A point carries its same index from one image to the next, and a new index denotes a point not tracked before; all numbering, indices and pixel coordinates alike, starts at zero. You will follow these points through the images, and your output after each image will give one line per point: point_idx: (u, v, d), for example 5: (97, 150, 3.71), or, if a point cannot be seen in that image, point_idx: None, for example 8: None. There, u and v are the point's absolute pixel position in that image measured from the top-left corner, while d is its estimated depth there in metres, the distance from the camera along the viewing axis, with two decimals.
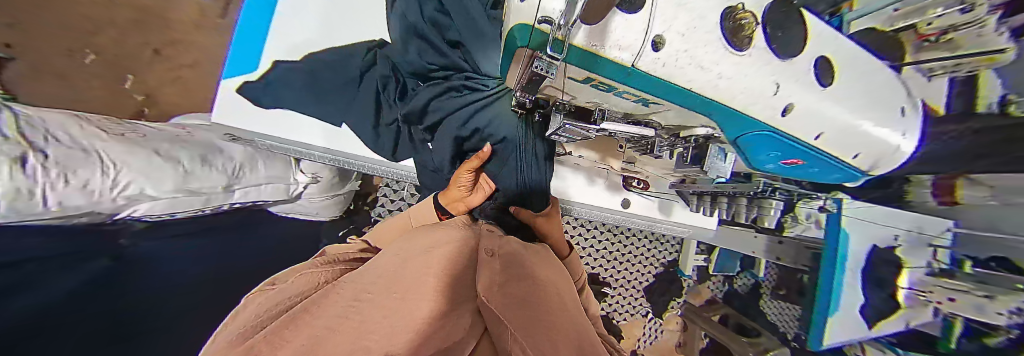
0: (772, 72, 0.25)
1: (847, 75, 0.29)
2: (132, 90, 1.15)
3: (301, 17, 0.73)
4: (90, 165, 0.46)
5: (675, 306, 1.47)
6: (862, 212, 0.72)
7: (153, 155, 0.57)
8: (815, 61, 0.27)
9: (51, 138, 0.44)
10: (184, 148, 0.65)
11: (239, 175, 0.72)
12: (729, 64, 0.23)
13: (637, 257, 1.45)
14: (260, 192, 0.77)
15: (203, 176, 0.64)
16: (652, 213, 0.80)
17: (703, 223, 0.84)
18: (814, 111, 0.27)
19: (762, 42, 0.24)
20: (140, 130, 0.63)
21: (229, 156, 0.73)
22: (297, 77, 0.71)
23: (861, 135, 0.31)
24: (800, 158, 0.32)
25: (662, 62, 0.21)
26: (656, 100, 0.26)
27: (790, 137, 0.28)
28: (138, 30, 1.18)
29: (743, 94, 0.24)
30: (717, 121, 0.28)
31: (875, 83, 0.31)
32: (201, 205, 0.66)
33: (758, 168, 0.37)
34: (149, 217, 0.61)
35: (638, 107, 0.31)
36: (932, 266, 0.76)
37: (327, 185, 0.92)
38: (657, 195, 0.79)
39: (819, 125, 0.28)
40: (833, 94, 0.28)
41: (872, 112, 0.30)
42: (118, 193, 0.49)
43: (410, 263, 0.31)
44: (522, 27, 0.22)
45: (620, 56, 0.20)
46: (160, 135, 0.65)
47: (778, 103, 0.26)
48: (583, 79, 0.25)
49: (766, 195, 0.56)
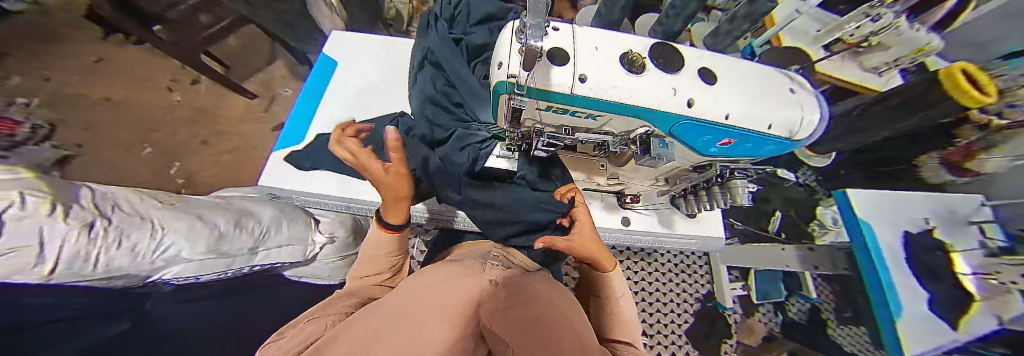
0: (666, 82, 0.33)
1: (728, 75, 0.37)
2: (176, 176, 1.31)
3: (338, 102, 0.92)
4: (143, 228, 0.54)
5: (728, 351, 1.24)
6: (872, 200, 0.75)
7: (196, 220, 0.65)
8: (697, 71, 0.36)
9: (116, 209, 0.52)
10: (222, 214, 0.72)
11: (265, 238, 0.77)
12: (632, 83, 0.31)
13: (668, 293, 1.30)
14: (280, 252, 0.81)
15: (234, 239, 0.69)
16: (653, 228, 0.81)
17: (711, 232, 0.83)
18: (716, 102, 0.34)
19: (653, 67, 0.33)
20: (190, 201, 0.73)
21: (259, 219, 0.79)
22: (328, 145, 0.83)
23: (771, 113, 0.36)
24: (730, 138, 0.38)
25: (589, 88, 0.30)
26: (601, 114, 0.34)
27: (708, 123, 0.35)
28: (194, 126, 1.43)
29: (652, 99, 0.32)
30: (648, 120, 0.35)
31: (760, 80, 0.38)
32: (224, 268, 0.69)
33: (706, 154, 0.42)
34: (176, 280, 0.65)
35: (590, 123, 0.38)
36: (989, 246, 0.75)
37: (341, 244, 0.97)
38: (652, 207, 0.82)
39: (723, 108, 0.34)
40: (719, 89, 0.35)
41: (768, 98, 0.37)
42: (159, 254, 0.55)
43: (414, 301, 0.33)
44: (501, 84, 0.32)
45: (560, 88, 0.30)
46: (204, 204, 0.74)
47: (681, 100, 0.33)
48: (545, 108, 0.34)
49: (730, 177, 0.57)
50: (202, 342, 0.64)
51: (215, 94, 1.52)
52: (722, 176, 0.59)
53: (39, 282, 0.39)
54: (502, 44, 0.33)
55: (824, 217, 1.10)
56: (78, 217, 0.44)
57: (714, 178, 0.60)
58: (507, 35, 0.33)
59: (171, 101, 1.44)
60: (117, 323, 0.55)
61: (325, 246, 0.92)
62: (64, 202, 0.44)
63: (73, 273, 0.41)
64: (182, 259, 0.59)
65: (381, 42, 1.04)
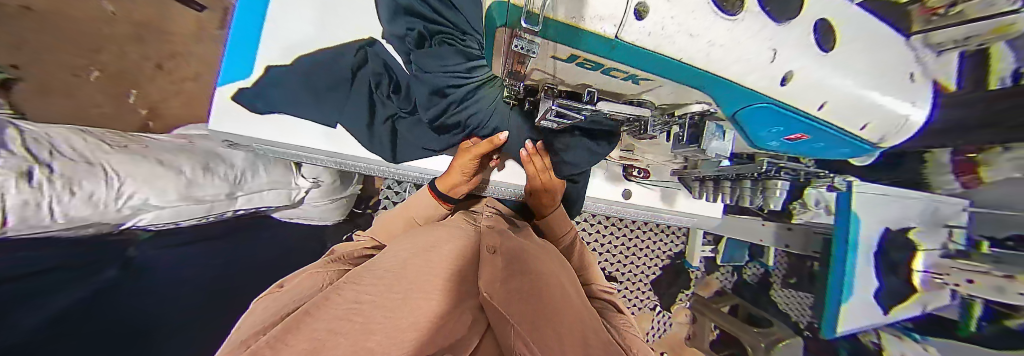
0: (768, 38, 0.21)
1: (849, 37, 0.26)
2: (137, 105, 1.16)
3: (289, 20, 0.73)
4: (95, 177, 0.47)
5: (683, 298, 1.44)
6: (875, 193, 0.65)
7: (154, 165, 0.57)
8: (814, 24, 0.24)
9: (57, 152, 0.45)
10: (187, 157, 0.65)
11: (241, 182, 0.72)
12: (721, 30, 0.19)
13: (643, 251, 1.43)
14: (263, 197, 0.78)
15: (206, 185, 0.64)
16: (655, 204, 0.79)
17: (709, 212, 0.82)
18: (816, 79, 0.24)
19: (756, 7, 0.20)
20: (142, 141, 0.65)
21: (230, 164, 0.73)
22: (288, 81, 0.70)
23: (870, 105, 0.28)
24: (804, 133, 0.30)
25: (648, 31, 0.17)
26: (647, 77, 0.24)
27: (791, 109, 0.26)
28: (141, 47, 1.19)
29: (740, 62, 0.21)
30: (713, 95, 0.25)
31: (879, 54, 0.28)
32: (204, 212, 0.67)
33: (761, 146, 0.35)
34: (156, 226, 0.63)
35: (630, 86, 0.29)
36: (947, 247, 0.68)
37: (328, 189, 0.93)
38: (658, 184, 0.78)
39: (822, 95, 0.26)
40: (835, 60, 0.25)
41: (880, 79, 0.28)
42: (123, 203, 0.51)
43: (412, 264, 0.30)
44: (499, 6, 0.20)
45: (603, 28, 0.17)
46: (163, 146, 0.66)
47: (775, 72, 0.23)
48: (567, 57, 0.23)
49: (773, 176, 0.53)
50: (189, 294, 0.65)
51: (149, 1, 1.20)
52: (765, 174, 0.53)
53: None
54: None
55: (808, 196, 0.84)
56: (9, 165, 0.36)
57: (754, 174, 0.54)
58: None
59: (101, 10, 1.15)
60: (103, 272, 0.54)
61: (312, 190, 0.89)
62: None
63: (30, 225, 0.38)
64: (153, 206, 0.55)
65: None
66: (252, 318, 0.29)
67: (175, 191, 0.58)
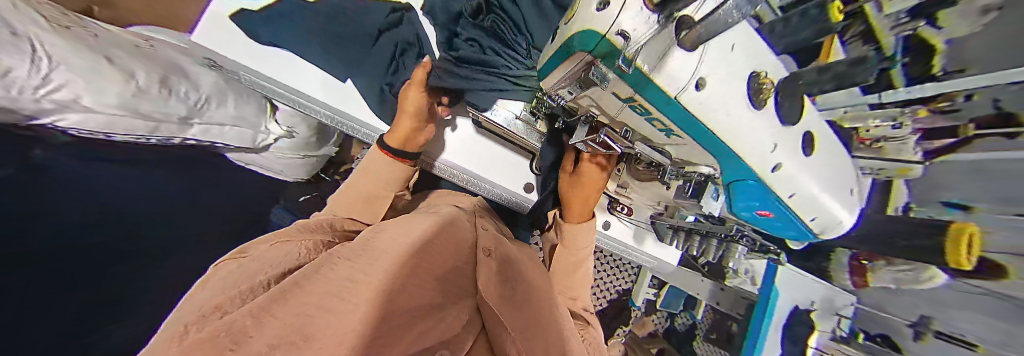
0: (775, 134, 0.26)
1: (823, 149, 0.32)
2: None
3: None
4: (20, 53, 0.36)
5: (619, 333, 1.53)
6: (795, 275, 0.78)
7: (101, 60, 0.47)
8: (804, 133, 0.29)
9: None
10: (142, 62, 0.55)
11: (200, 108, 0.63)
12: (750, 116, 0.24)
13: (596, 281, 1.51)
14: (223, 132, 0.70)
15: (159, 99, 0.55)
16: (625, 239, 0.86)
17: (665, 259, 0.90)
18: (795, 175, 0.30)
19: (773, 109, 0.25)
20: (88, 28, 0.54)
21: (194, 83, 0.64)
22: (305, 18, 0.64)
23: (823, 205, 0.35)
24: (771, 214, 0.36)
25: (702, 100, 0.22)
26: (679, 133, 0.28)
27: (771, 192, 0.31)
28: None
29: (752, 144, 0.26)
30: (721, 163, 0.30)
31: (838, 167, 0.34)
32: (146, 130, 0.57)
33: (733, 214, 0.41)
34: (77, 131, 0.50)
35: (658, 134, 0.33)
36: (835, 332, 0.81)
37: (301, 143, 0.87)
38: (635, 223, 0.85)
39: (795, 188, 0.31)
40: (809, 163, 0.31)
41: (836, 188, 0.34)
42: (46, 95, 0.40)
43: (409, 240, 0.30)
44: (588, 35, 0.21)
45: (670, 86, 0.21)
46: (110, 39, 0.55)
47: (771, 161, 0.28)
48: (625, 97, 0.26)
49: (735, 239, 0.63)
50: None
51: None
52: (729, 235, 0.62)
53: None
54: None
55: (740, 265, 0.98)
56: None
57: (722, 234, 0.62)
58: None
59: None
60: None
61: (281, 139, 0.82)
62: None
63: None
64: (82, 106, 0.45)
65: None
66: (217, 281, 0.25)
67: (116, 98, 0.48)
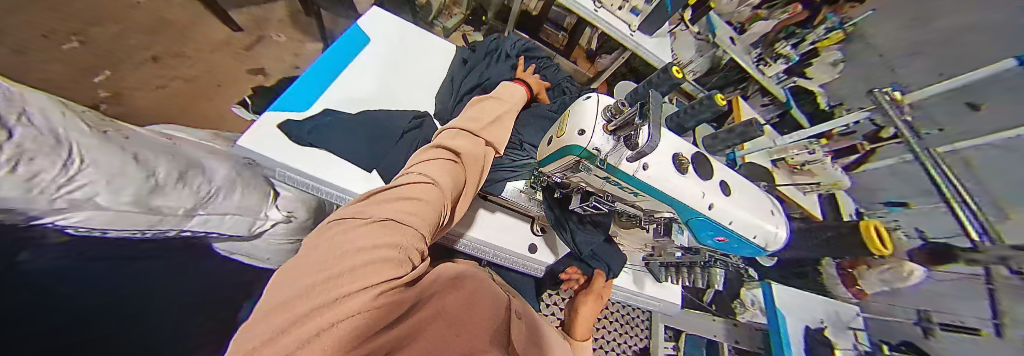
0: (700, 186, 0.40)
1: (740, 191, 0.45)
2: None
3: (358, 81, 0.90)
4: (56, 158, 0.38)
5: None
6: (790, 294, 0.83)
7: (132, 161, 0.50)
8: (720, 182, 0.43)
9: (27, 120, 0.37)
10: (165, 160, 0.59)
11: (209, 201, 0.65)
12: (677, 178, 0.39)
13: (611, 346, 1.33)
14: (222, 221, 0.70)
15: (172, 195, 0.57)
16: (628, 286, 0.87)
17: (669, 297, 0.91)
18: (728, 210, 0.41)
19: (693, 173, 0.40)
20: (126, 133, 0.60)
21: (210, 178, 0.68)
22: (333, 124, 0.77)
23: (760, 230, 0.44)
24: (726, 239, 0.45)
25: (648, 174, 0.38)
26: (642, 194, 0.41)
27: (716, 224, 0.41)
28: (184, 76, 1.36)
29: (684, 193, 0.39)
30: (672, 206, 0.41)
31: (759, 201, 0.46)
32: (148, 226, 0.56)
33: (701, 242, 0.48)
34: (76, 229, 0.48)
35: (626, 195, 0.45)
36: (859, 348, 0.82)
37: (296, 226, 0.88)
38: (630, 266, 0.89)
39: (731, 218, 0.42)
40: (734, 200, 0.43)
41: (766, 217, 0.45)
42: (64, 195, 0.40)
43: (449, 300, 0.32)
44: (578, 147, 0.37)
45: (627, 167, 0.37)
46: (146, 142, 0.61)
47: (704, 202, 0.40)
48: (603, 176, 0.41)
49: (711, 265, 0.64)
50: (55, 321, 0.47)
51: None
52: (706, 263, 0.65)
53: None
54: (588, 111, 0.38)
55: (746, 296, 1.08)
56: None
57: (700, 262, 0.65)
58: (592, 105, 0.38)
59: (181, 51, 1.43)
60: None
61: (278, 224, 0.83)
62: None
63: None
64: (95, 205, 0.45)
65: (417, 36, 1.02)
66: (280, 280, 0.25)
67: (134, 193, 0.49)
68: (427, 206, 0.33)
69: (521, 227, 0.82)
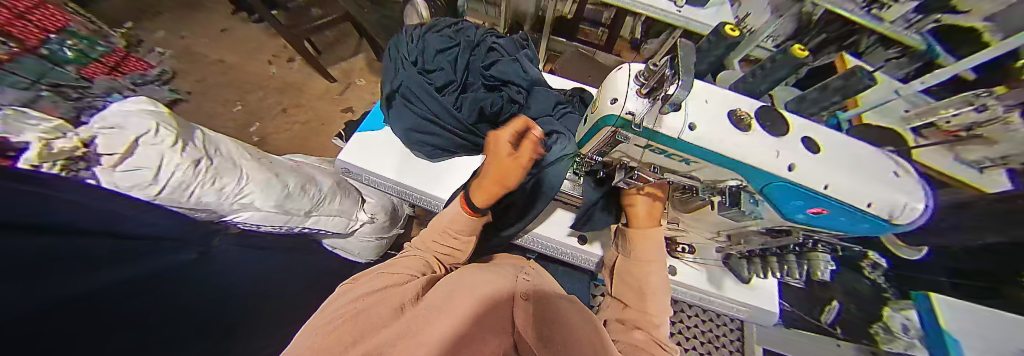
0: (770, 144, 0.35)
1: (836, 147, 0.36)
2: None
3: None
4: (231, 176, 0.66)
5: None
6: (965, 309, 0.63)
7: (272, 177, 0.75)
8: (799, 138, 0.36)
9: (216, 154, 0.67)
10: (295, 176, 0.83)
11: (320, 204, 0.86)
12: (734, 136, 0.35)
13: None
14: (327, 221, 0.89)
15: (296, 200, 0.79)
16: (703, 286, 0.72)
17: (764, 302, 0.72)
18: (819, 169, 0.34)
19: (759, 130, 0.36)
20: (271, 158, 0.87)
21: (320, 187, 0.88)
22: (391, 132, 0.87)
23: (888, 192, 0.33)
24: (828, 211, 0.36)
25: (697, 134, 0.35)
26: (694, 159, 0.38)
27: (805, 189, 0.34)
28: None
29: (749, 153, 0.34)
30: (737, 171, 0.37)
31: (873, 157, 0.36)
32: (283, 223, 0.78)
33: (789, 218, 0.39)
34: (244, 225, 0.74)
35: (679, 164, 0.42)
36: None
37: (378, 226, 1.04)
38: (703, 262, 0.75)
39: (828, 179, 0.33)
40: (826, 157, 0.35)
41: (888, 177, 0.34)
42: (237, 199, 0.67)
43: (457, 293, 0.37)
44: (613, 117, 0.37)
45: (670, 132, 0.36)
46: (283, 165, 0.87)
47: (781, 162, 0.34)
48: (644, 145, 0.40)
49: (811, 248, 0.52)
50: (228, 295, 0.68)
51: None
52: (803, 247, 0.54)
53: (150, 200, 0.53)
54: (619, 81, 0.38)
55: (892, 320, 0.73)
56: (190, 155, 0.59)
57: (794, 246, 0.55)
58: (624, 75, 0.38)
59: None
60: (190, 251, 0.61)
61: (365, 224, 1.00)
62: (184, 141, 0.59)
63: (169, 199, 0.54)
64: (253, 207, 0.70)
65: None
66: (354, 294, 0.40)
67: (275, 200, 0.74)
68: (407, 258, 0.52)
69: (568, 217, 0.79)
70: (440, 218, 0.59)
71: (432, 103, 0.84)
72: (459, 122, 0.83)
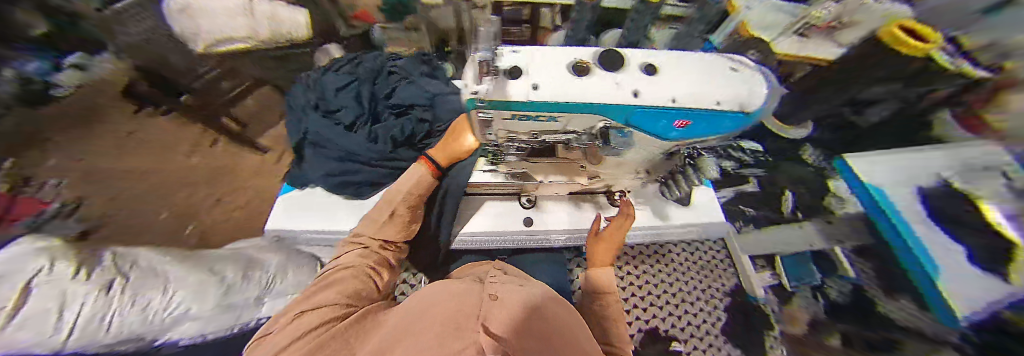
0: (611, 80, 0.36)
1: (672, 66, 0.38)
2: (189, 232, 1.32)
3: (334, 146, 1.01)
4: (155, 288, 0.65)
5: None
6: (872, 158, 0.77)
7: (204, 275, 0.73)
8: (638, 66, 0.38)
9: (129, 271, 0.66)
10: (233, 266, 0.80)
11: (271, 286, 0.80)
12: (573, 84, 0.36)
13: (692, 290, 1.11)
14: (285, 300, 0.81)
15: (239, 290, 0.75)
16: (653, 223, 0.76)
17: (711, 218, 0.77)
18: (656, 90, 0.36)
19: (600, 70, 0.37)
20: (202, 256, 0.83)
21: (267, 269, 0.82)
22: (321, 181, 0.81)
23: (714, 94, 0.36)
24: (685, 121, 0.39)
25: (540, 94, 0.36)
26: (555, 116, 0.40)
27: (651, 112, 0.36)
28: (210, 186, 1.49)
29: (593, 94, 0.35)
30: (594, 114, 0.38)
31: (707, 67, 0.38)
32: (232, 324, 0.71)
33: (667, 137, 0.43)
34: (188, 336, 0.63)
35: (552, 123, 0.43)
36: None
37: None
38: (646, 203, 0.79)
39: (667, 96, 0.35)
40: (662, 78, 0.37)
41: (716, 79, 0.37)
42: (169, 311, 0.63)
43: (421, 318, 0.30)
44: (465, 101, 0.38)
45: (515, 98, 0.36)
46: (220, 257, 0.82)
47: (625, 93, 0.36)
48: (508, 116, 0.41)
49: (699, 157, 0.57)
50: None
51: (229, 154, 1.60)
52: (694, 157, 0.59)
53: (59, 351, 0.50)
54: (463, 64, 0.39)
55: None
56: (96, 283, 0.58)
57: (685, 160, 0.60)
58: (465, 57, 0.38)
59: (192, 165, 1.54)
60: None
61: None
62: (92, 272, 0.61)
63: (82, 342, 0.52)
64: (190, 317, 0.65)
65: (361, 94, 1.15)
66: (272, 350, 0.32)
67: (213, 300, 0.69)
68: (343, 283, 0.43)
69: (512, 205, 0.77)
70: (374, 221, 0.57)
71: (343, 138, 0.93)
72: (363, 148, 0.91)
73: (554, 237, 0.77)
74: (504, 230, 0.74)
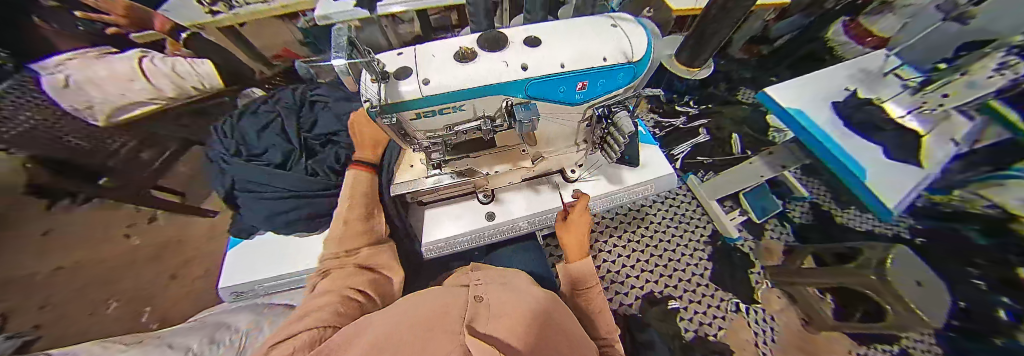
0: (499, 60, 0.39)
1: (550, 37, 0.43)
2: (149, 319, 1.21)
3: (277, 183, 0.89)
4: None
5: (758, 280, 1.13)
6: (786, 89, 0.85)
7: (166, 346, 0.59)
8: (519, 43, 0.41)
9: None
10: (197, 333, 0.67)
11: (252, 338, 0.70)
12: (462, 71, 0.38)
13: (676, 244, 1.17)
14: None
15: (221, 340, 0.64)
16: (606, 190, 0.77)
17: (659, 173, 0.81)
18: (541, 60, 0.39)
19: (485, 54, 0.40)
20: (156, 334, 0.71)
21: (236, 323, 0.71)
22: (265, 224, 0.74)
23: (592, 51, 0.41)
24: (581, 81, 0.43)
25: (433, 86, 0.37)
26: (460, 104, 0.41)
27: (546, 77, 0.40)
28: (159, 263, 1.36)
29: (485, 75, 0.38)
30: (496, 94, 0.41)
31: (578, 31, 0.43)
32: None
33: (574, 100, 0.47)
34: None
35: (464, 114, 0.45)
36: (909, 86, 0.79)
37: None
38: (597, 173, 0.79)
39: (553, 63, 0.39)
40: (545, 48, 0.41)
41: (589, 39, 0.42)
42: None
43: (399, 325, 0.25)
44: None
45: (410, 95, 0.37)
46: (177, 331, 0.71)
47: (514, 67, 0.39)
48: (416, 116, 0.42)
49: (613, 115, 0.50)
50: None
51: (174, 225, 1.47)
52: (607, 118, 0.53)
53: None
54: None
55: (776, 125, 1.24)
56: None
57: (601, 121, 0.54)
58: None
59: (131, 246, 1.38)
60: None
61: None
62: None
63: None
64: None
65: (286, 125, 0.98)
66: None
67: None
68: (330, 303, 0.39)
69: (469, 204, 0.76)
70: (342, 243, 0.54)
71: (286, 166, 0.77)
72: (316, 186, 0.73)
73: (517, 225, 0.76)
74: (463, 231, 0.72)
